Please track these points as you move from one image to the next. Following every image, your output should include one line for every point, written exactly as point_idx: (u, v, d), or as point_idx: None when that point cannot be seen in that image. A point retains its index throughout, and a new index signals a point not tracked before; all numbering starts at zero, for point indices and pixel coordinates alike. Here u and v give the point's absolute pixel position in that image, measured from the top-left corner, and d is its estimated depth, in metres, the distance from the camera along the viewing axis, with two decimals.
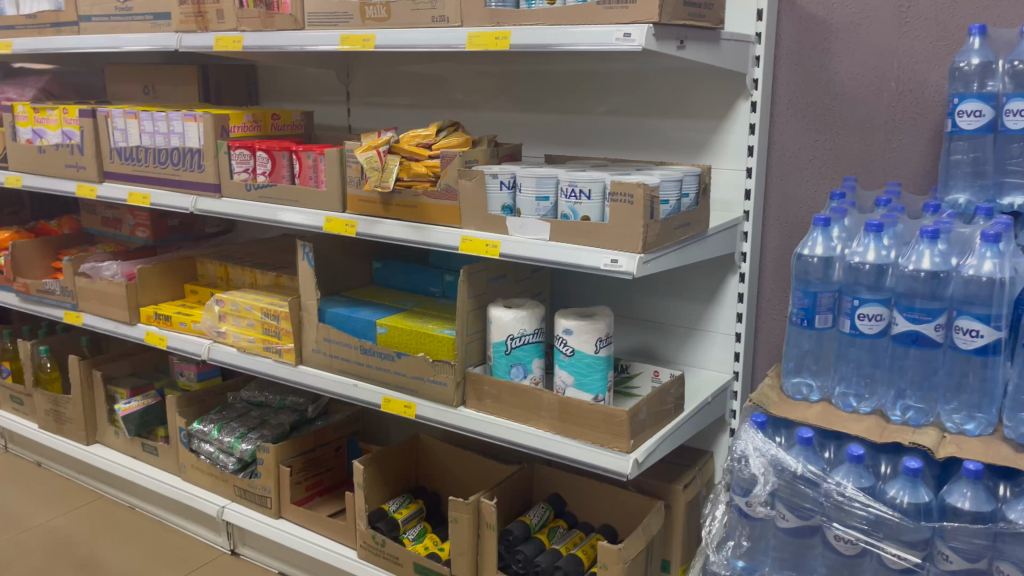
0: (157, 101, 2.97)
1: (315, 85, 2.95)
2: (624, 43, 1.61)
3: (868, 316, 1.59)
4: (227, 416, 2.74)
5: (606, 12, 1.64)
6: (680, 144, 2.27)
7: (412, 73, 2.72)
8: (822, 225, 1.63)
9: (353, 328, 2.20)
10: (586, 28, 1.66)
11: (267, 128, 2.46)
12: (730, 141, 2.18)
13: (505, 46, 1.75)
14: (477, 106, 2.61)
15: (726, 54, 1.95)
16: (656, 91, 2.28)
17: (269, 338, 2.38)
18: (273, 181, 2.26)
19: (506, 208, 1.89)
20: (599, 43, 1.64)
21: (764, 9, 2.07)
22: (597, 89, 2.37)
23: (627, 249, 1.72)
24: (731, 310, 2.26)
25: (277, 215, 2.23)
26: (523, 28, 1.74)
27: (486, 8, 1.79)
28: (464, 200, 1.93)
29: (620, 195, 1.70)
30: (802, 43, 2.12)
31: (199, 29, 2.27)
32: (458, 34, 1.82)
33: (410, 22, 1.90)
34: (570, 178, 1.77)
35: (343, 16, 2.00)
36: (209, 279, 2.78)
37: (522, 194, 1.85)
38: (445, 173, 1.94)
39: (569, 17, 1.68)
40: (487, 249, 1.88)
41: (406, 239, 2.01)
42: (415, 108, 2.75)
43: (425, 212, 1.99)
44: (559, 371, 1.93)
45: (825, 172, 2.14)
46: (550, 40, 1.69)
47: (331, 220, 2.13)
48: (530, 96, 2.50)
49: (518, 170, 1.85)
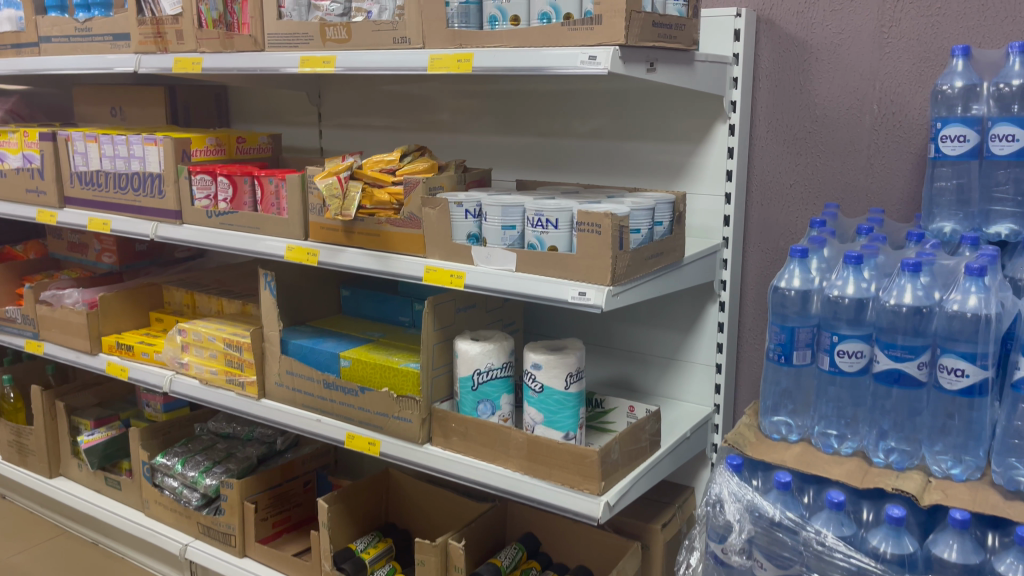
0: (125, 123, 2.89)
1: (287, 106, 2.87)
2: (589, 67, 1.53)
3: (847, 353, 1.50)
4: (192, 449, 2.64)
5: (571, 35, 1.57)
6: (657, 169, 2.19)
7: (390, 93, 2.64)
8: (799, 256, 1.55)
9: (317, 360, 2.11)
10: (551, 50, 1.58)
11: (232, 152, 2.38)
12: (708, 166, 2.10)
13: (467, 70, 1.68)
14: (450, 128, 2.53)
15: (701, 77, 1.88)
16: (632, 114, 2.20)
17: (231, 370, 2.29)
18: (235, 207, 2.18)
19: (472, 237, 1.81)
20: (564, 66, 1.56)
21: (742, 29, 2.00)
22: (572, 112, 2.30)
23: (595, 281, 1.63)
24: (712, 340, 2.18)
25: (238, 243, 2.14)
26: (486, 50, 1.66)
27: (448, 30, 1.72)
28: (428, 229, 1.84)
29: (588, 225, 1.62)
30: (781, 64, 2.05)
31: (158, 49, 2.19)
32: (420, 56, 1.75)
33: (371, 44, 1.83)
34: (536, 206, 1.69)
35: (304, 37, 1.92)
36: (176, 307, 2.69)
37: (488, 223, 1.77)
38: (409, 201, 1.85)
39: (532, 38, 1.61)
40: (451, 280, 1.80)
41: (368, 269, 1.93)
42: (388, 130, 2.67)
43: (389, 240, 1.90)
44: (528, 408, 1.84)
45: (807, 198, 2.07)
46: (514, 63, 1.62)
47: (293, 249, 2.05)
48: (503, 119, 2.42)
49: (483, 198, 1.78)
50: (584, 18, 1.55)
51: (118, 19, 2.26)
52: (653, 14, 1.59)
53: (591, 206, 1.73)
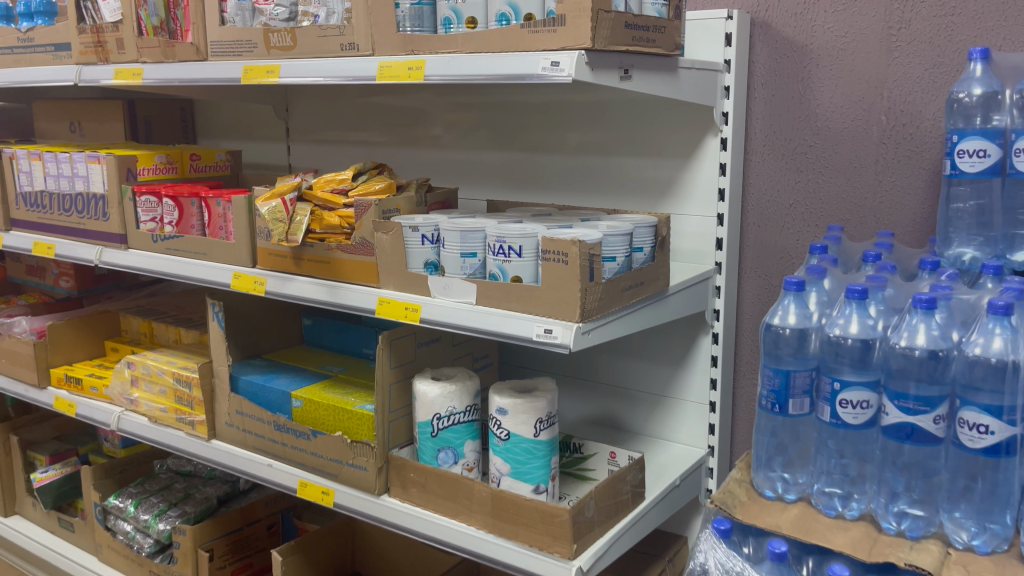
0: (83, 139, 2.72)
1: (254, 120, 2.69)
2: (551, 74, 1.34)
3: (851, 402, 1.30)
4: (148, 489, 2.45)
5: (531, 38, 1.38)
6: (643, 187, 1.99)
7: (379, 106, 2.41)
8: (794, 289, 1.34)
9: (268, 400, 1.92)
10: (509, 56, 1.40)
11: (185, 170, 2.21)
12: (698, 184, 1.90)
13: (419, 79, 1.49)
14: (424, 142, 2.35)
15: (686, 87, 1.68)
16: (616, 127, 2.00)
17: (181, 407, 2.10)
18: (182, 231, 2.00)
19: (430, 265, 1.62)
20: (523, 74, 1.38)
21: (734, 32, 1.81)
22: (550, 125, 2.11)
23: (563, 316, 1.43)
24: (705, 376, 1.97)
25: (184, 270, 1.96)
26: (440, 57, 1.48)
27: (399, 34, 1.53)
28: (381, 256, 1.65)
29: (554, 252, 1.42)
30: (778, 71, 1.86)
31: (100, 60, 2.03)
32: (369, 65, 1.57)
33: (318, 51, 1.65)
34: (497, 232, 1.50)
35: (247, 44, 1.75)
36: (133, 336, 2.52)
37: (446, 250, 1.58)
38: (360, 225, 1.66)
39: (489, 43, 1.43)
40: (406, 313, 1.60)
41: (318, 299, 1.74)
42: (358, 144, 2.49)
43: (340, 268, 1.71)
44: (493, 457, 1.64)
45: (808, 219, 1.87)
46: (470, 71, 1.44)
47: (240, 277, 1.86)
48: (478, 132, 2.23)
49: (441, 222, 1.59)
50: (546, 19, 1.37)
51: (59, 28, 2.10)
52: (625, 14, 1.40)
53: (561, 230, 1.54)
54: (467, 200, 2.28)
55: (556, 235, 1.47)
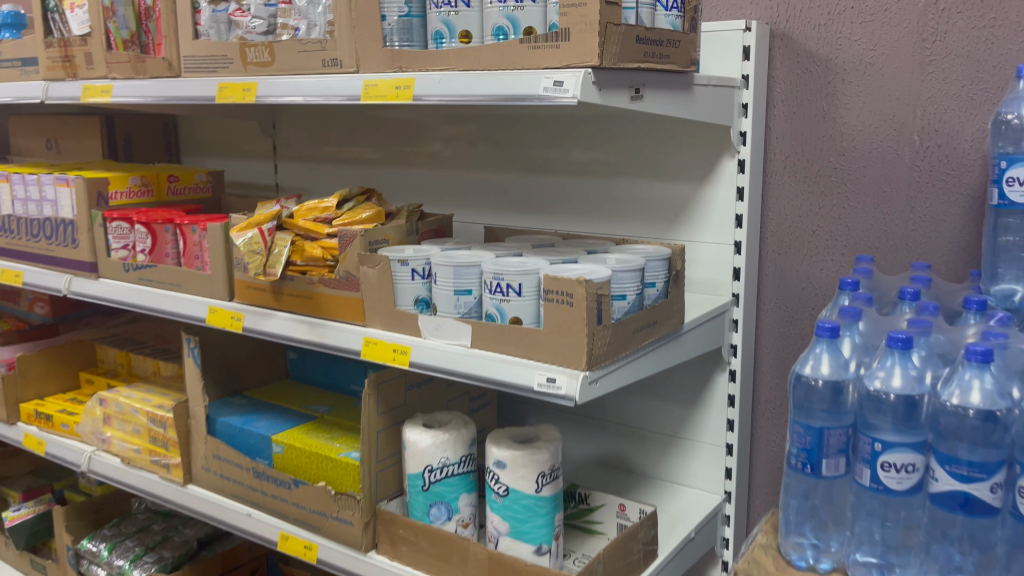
0: (60, 157, 2.58)
1: (240, 136, 2.55)
2: (554, 95, 1.20)
3: (894, 466, 1.14)
4: (125, 531, 2.30)
5: (531, 55, 1.24)
6: (653, 211, 1.84)
7: (385, 118, 2.24)
8: (828, 336, 1.19)
9: (247, 444, 1.77)
10: (507, 74, 1.25)
11: (162, 193, 2.06)
12: (713, 209, 1.75)
13: (407, 99, 1.35)
14: (420, 160, 2.20)
15: (702, 105, 1.54)
16: (623, 146, 1.86)
17: (155, 449, 1.95)
18: (155, 260, 1.85)
19: (421, 302, 1.48)
20: (523, 95, 1.23)
21: (752, 45, 1.66)
22: (553, 144, 1.96)
23: (568, 364, 1.28)
24: (721, 416, 1.82)
25: (156, 303, 1.81)
26: (430, 75, 1.34)
27: (385, 50, 1.39)
28: (367, 292, 1.50)
29: (558, 293, 1.27)
30: (800, 87, 1.71)
31: (69, 76, 1.89)
32: (353, 83, 1.43)
33: (298, 68, 1.51)
34: (494, 268, 1.35)
35: (222, 60, 1.60)
36: (109, 367, 2.37)
37: (438, 286, 1.43)
38: (344, 258, 1.51)
39: (485, 59, 1.28)
40: (394, 355, 1.45)
41: (299, 338, 1.59)
42: (349, 163, 2.35)
43: (323, 305, 1.56)
44: (490, 514, 1.49)
45: (833, 247, 1.72)
46: (463, 91, 1.29)
47: (216, 311, 1.71)
48: (475, 151, 2.09)
49: (433, 255, 1.44)
50: (548, 33, 1.22)
51: (26, 42, 1.96)
52: (636, 27, 1.25)
53: (566, 265, 1.39)
54: (465, 223, 2.14)
55: (559, 273, 1.32)
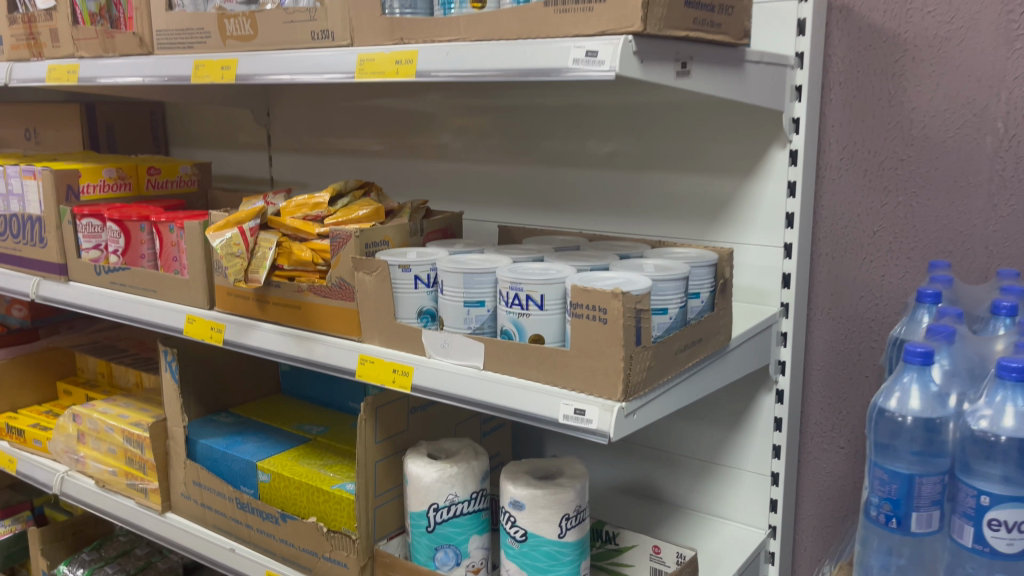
0: (39, 147, 2.38)
1: (233, 126, 2.34)
2: (586, 68, 0.99)
3: (1004, 525, 0.92)
4: (105, 555, 2.10)
5: (557, 21, 1.02)
6: (689, 209, 1.62)
7: (380, 109, 2.05)
8: (919, 362, 0.98)
9: (230, 470, 1.57)
10: (528, 45, 1.04)
11: (141, 188, 1.86)
12: (761, 207, 1.54)
13: (410, 76, 1.14)
14: (427, 151, 1.99)
15: (754, 86, 1.32)
16: (655, 135, 1.64)
17: (132, 471, 1.75)
18: (129, 262, 1.65)
19: (426, 314, 1.27)
20: (548, 69, 1.02)
21: (808, 18, 1.44)
22: (575, 133, 1.74)
23: (599, 393, 1.07)
24: (766, 441, 1.61)
25: (130, 310, 1.61)
26: (436, 47, 1.13)
27: (384, 18, 1.18)
28: (363, 302, 1.29)
29: (589, 307, 1.06)
30: (862, 67, 1.49)
31: (34, 55, 1.69)
32: (347, 58, 1.22)
33: (283, 41, 1.30)
34: (512, 276, 1.14)
35: (198, 33, 1.40)
36: (88, 377, 2.18)
37: (445, 297, 1.22)
38: (337, 263, 1.30)
39: (502, 27, 1.07)
40: (393, 377, 1.25)
41: (287, 353, 1.39)
42: (348, 155, 2.14)
43: (313, 316, 1.36)
44: (505, 561, 1.28)
45: (897, 251, 1.50)
46: (476, 66, 1.08)
47: (194, 322, 1.51)
48: (488, 141, 1.88)
49: (440, 260, 1.24)
50: None
51: None
52: None
53: (596, 273, 1.18)
54: (476, 221, 1.93)
55: (590, 284, 1.11)
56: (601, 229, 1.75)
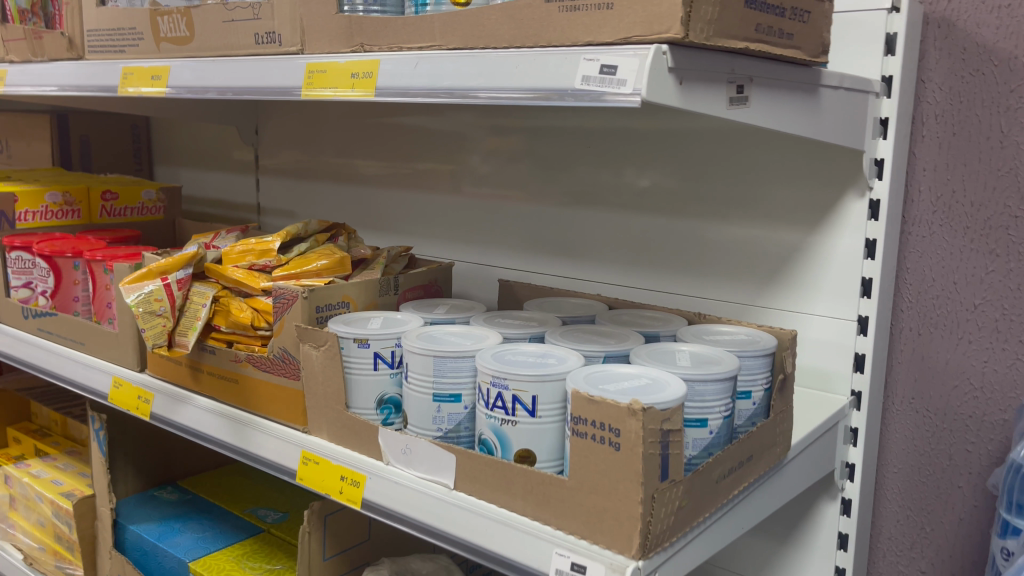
0: (10, 162, 2.14)
1: (220, 145, 2.07)
2: (601, 90, 0.69)
3: None
4: None
5: (561, 21, 0.73)
6: (738, 266, 1.31)
7: (410, 127, 1.69)
8: None
9: (160, 567, 1.27)
10: (519, 55, 0.75)
11: (93, 215, 1.60)
12: (829, 269, 1.22)
13: (369, 92, 0.86)
14: (429, 181, 1.69)
15: (830, 119, 1.00)
16: (698, 174, 1.33)
17: (60, 551, 1.47)
18: (60, 306, 1.38)
19: (388, 404, 0.97)
20: (546, 89, 0.73)
21: (899, 34, 1.13)
22: (600, 166, 1.44)
23: (608, 544, 0.76)
24: (825, 561, 1.28)
25: (56, 364, 1.35)
26: (402, 56, 0.84)
27: (341, 17, 0.90)
28: (309, 383, 1.00)
29: (594, 425, 0.75)
30: (966, 97, 1.17)
31: None
32: (295, 69, 0.94)
33: (224, 46, 1.03)
34: (494, 367, 0.84)
35: (130, 34, 1.14)
36: (41, 424, 1.92)
37: (410, 385, 0.92)
38: (281, 329, 1.01)
39: (488, 29, 0.78)
40: (341, 486, 0.96)
41: (221, 439, 1.10)
42: (340, 181, 1.85)
43: (252, 395, 1.07)
44: None
45: (1005, 332, 1.17)
46: (451, 83, 0.80)
47: (120, 387, 1.23)
48: (495, 171, 1.58)
49: (408, 335, 0.95)
50: None
51: None
52: None
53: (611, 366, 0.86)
54: (482, 265, 1.63)
55: (599, 386, 0.80)
56: (629, 284, 1.45)
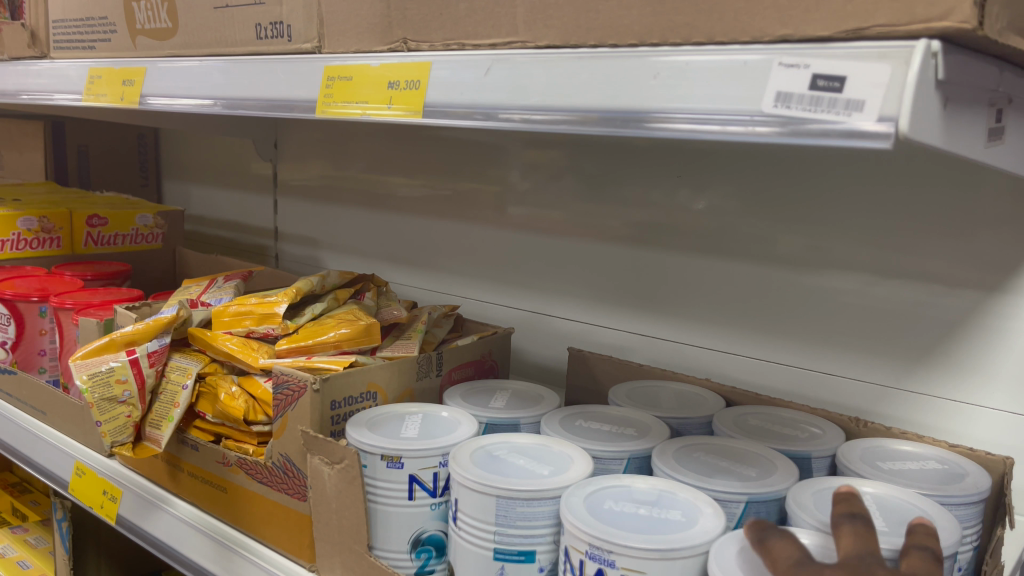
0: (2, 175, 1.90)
1: (233, 160, 1.81)
2: (814, 117, 0.40)
3: None
4: None
5: (734, 3, 0.45)
6: (875, 334, 0.95)
7: (448, 137, 1.36)
8: None
9: None
10: (657, 56, 0.47)
11: (76, 244, 1.34)
12: (1012, 347, 0.86)
13: (414, 111, 0.58)
14: (464, 208, 1.37)
15: None
16: (820, 219, 0.97)
17: None
18: (21, 361, 1.10)
19: (427, 546, 0.69)
20: (704, 112, 0.44)
21: None
22: (667, 194, 1.11)
23: None
24: None
25: (16, 435, 1.09)
26: (462, 59, 0.56)
27: (373, 1, 0.63)
28: (317, 509, 0.72)
29: None
30: None
31: None
32: (308, 73, 0.66)
33: (215, 41, 0.76)
34: (586, 529, 0.55)
35: (102, 26, 0.88)
36: (21, 476, 1.66)
37: (459, 532, 0.64)
38: (283, 430, 0.74)
39: (602, 21, 0.50)
40: None
41: (202, 563, 0.83)
42: (362, 206, 1.54)
43: (244, 510, 0.80)
44: None
45: None
46: (539, 99, 0.52)
47: (82, 475, 0.97)
48: (552, 200, 1.24)
49: (458, 454, 0.66)
50: None
51: None
52: None
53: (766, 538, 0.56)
54: (538, 313, 1.29)
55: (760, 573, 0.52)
56: (711, 346, 1.10)
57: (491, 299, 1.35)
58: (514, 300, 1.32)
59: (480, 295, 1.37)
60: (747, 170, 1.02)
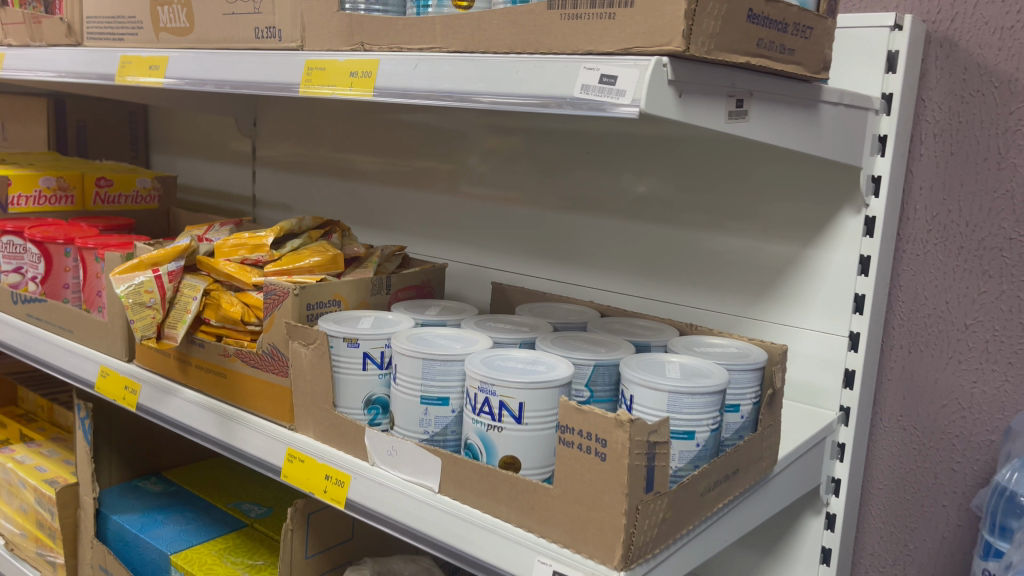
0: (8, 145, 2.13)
1: (216, 135, 2.06)
2: (602, 99, 0.69)
3: None
4: None
5: (563, 28, 0.72)
6: (731, 276, 1.26)
7: (405, 118, 1.64)
8: None
9: (142, 558, 1.26)
10: (519, 60, 0.75)
11: (87, 202, 1.59)
12: (823, 283, 1.17)
13: (367, 92, 0.86)
14: (418, 178, 1.64)
15: (828, 137, 0.98)
16: (693, 184, 1.27)
17: (42, 538, 1.48)
18: (50, 292, 1.37)
19: (376, 404, 0.97)
20: (546, 95, 0.73)
21: (901, 50, 1.09)
22: (597, 173, 1.38)
23: (589, 553, 0.76)
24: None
25: (45, 351, 1.34)
26: (399, 57, 0.84)
27: (341, 15, 0.90)
28: (296, 380, 0.99)
29: (581, 434, 0.75)
30: (965, 118, 1.10)
31: None
32: (294, 64, 0.93)
33: (223, 38, 1.03)
34: (481, 373, 0.83)
35: (130, 23, 1.14)
36: (27, 408, 1.90)
37: (398, 387, 0.91)
38: (270, 325, 1.01)
39: (489, 36, 0.78)
40: (329, 486, 0.96)
41: (206, 431, 1.11)
42: (330, 177, 1.81)
43: (239, 389, 1.07)
44: None
45: (995, 353, 1.10)
46: (449, 86, 0.79)
47: (107, 376, 1.23)
48: (492, 173, 1.52)
49: (398, 335, 0.94)
50: None
51: None
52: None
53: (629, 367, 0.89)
54: (478, 266, 1.57)
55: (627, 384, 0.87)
56: (614, 289, 1.40)
57: (439, 253, 1.63)
58: (458, 253, 1.60)
59: (431, 250, 1.64)
60: (637, 147, 1.32)
